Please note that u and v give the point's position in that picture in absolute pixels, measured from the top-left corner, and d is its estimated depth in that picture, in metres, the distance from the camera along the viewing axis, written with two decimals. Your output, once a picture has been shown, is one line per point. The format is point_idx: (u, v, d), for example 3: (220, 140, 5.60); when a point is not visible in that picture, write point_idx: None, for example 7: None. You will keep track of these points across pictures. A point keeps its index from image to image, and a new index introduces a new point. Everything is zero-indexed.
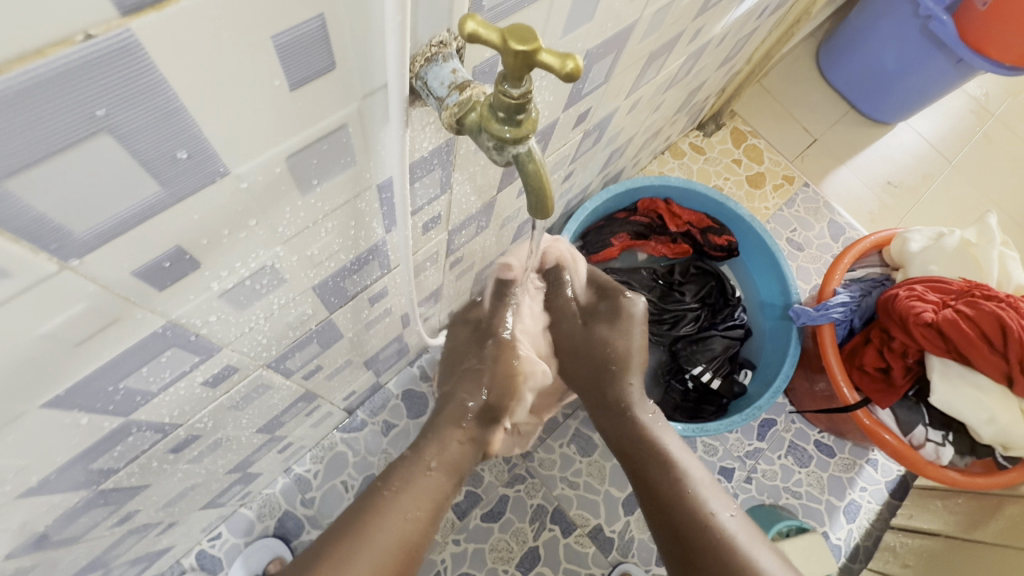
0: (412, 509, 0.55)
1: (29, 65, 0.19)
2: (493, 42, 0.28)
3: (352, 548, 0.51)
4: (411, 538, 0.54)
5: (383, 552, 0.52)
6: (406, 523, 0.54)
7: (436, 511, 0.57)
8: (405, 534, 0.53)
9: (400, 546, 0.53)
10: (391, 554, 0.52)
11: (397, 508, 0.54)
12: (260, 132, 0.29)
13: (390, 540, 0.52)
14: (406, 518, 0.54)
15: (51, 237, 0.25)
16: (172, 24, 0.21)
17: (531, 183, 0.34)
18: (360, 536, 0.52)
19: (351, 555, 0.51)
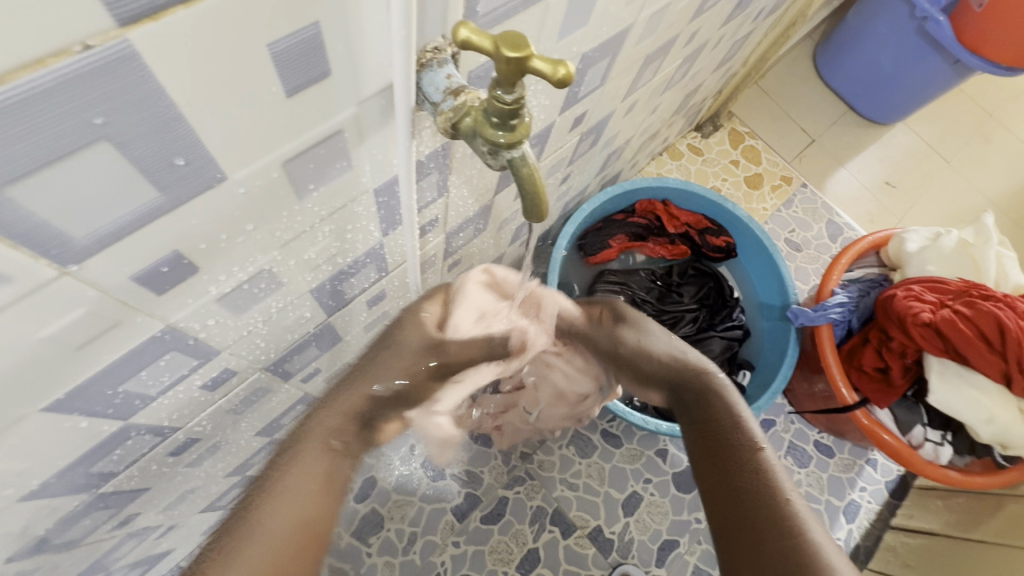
0: (301, 486, 0.47)
1: (29, 74, 0.19)
2: (486, 47, 0.28)
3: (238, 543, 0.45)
4: (310, 517, 0.47)
5: (279, 539, 0.46)
6: (300, 501, 0.47)
7: (331, 480, 0.49)
8: (301, 513, 0.47)
9: (302, 526, 0.47)
10: (290, 537, 0.46)
11: (284, 489, 0.47)
12: (256, 138, 0.30)
13: (287, 522, 0.46)
14: (298, 495, 0.47)
15: (51, 243, 0.26)
16: (169, 34, 0.22)
17: (526, 187, 0.34)
18: (244, 530, 0.45)
19: (236, 550, 0.44)
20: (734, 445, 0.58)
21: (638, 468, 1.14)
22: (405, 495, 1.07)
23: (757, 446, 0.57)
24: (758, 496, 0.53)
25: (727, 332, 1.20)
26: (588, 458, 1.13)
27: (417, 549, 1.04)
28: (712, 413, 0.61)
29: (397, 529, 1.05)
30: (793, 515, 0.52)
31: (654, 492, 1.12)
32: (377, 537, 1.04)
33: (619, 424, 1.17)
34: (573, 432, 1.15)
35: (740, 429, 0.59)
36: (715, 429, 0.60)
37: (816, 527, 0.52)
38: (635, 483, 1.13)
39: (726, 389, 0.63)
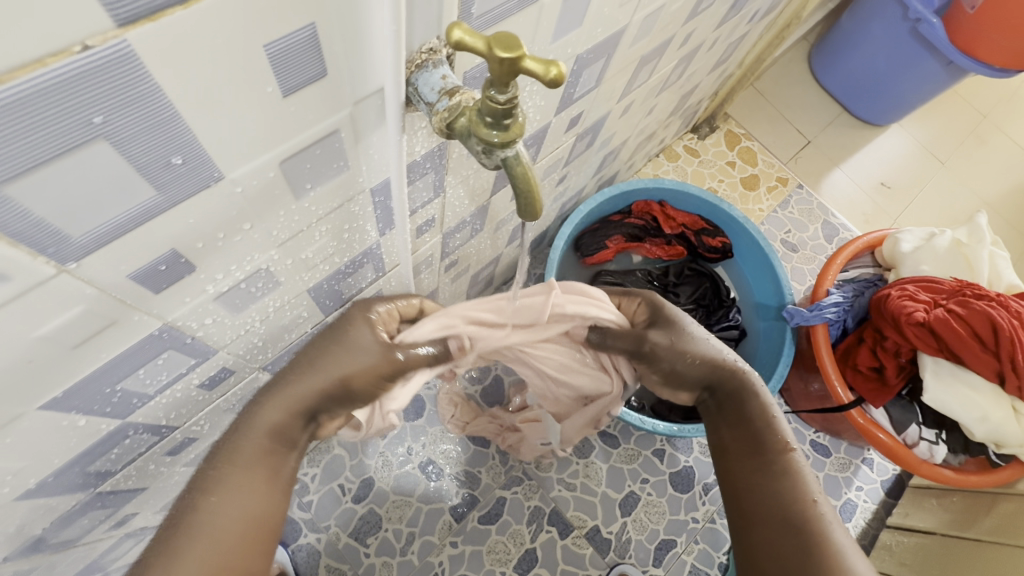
0: (247, 480, 0.46)
1: (28, 74, 0.20)
2: (479, 48, 0.29)
3: (181, 540, 0.43)
4: (259, 512, 0.46)
5: (223, 535, 0.44)
6: (247, 496, 0.46)
7: (280, 474, 0.48)
8: (248, 508, 0.46)
9: (250, 522, 0.46)
10: (235, 534, 0.45)
11: (229, 482, 0.46)
12: (253, 138, 0.30)
13: (233, 517, 0.45)
14: (243, 490, 0.46)
15: (49, 241, 0.26)
16: (168, 34, 0.22)
17: (520, 186, 0.35)
18: (186, 526, 0.44)
19: (183, 547, 0.43)
20: (762, 448, 0.57)
21: (635, 468, 1.14)
22: (402, 496, 1.07)
23: (785, 448, 0.56)
24: (778, 504, 0.53)
25: (723, 332, 1.21)
26: (585, 458, 1.14)
27: (414, 550, 1.04)
28: (743, 415, 0.59)
29: (395, 530, 1.05)
30: (817, 520, 0.51)
31: (651, 492, 1.13)
32: (375, 537, 1.04)
33: (617, 424, 1.17)
34: None
35: (769, 429, 0.57)
36: (744, 428, 0.58)
37: (840, 530, 0.51)
38: (632, 483, 1.13)
39: (762, 394, 0.60)
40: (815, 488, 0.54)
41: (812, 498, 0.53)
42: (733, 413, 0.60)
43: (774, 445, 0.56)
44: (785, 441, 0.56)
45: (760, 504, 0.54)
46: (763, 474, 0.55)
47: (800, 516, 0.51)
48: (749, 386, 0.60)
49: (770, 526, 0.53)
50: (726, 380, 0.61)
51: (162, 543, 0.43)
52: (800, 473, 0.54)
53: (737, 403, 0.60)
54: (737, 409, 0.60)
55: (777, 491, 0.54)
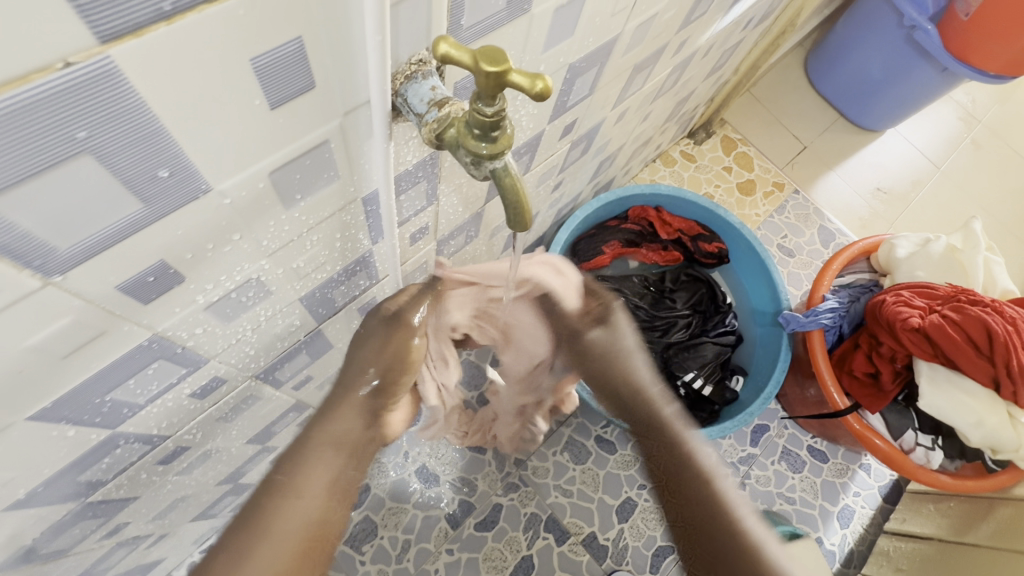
0: (306, 488, 0.58)
1: (12, 91, 0.20)
2: (465, 62, 0.29)
3: (262, 526, 0.55)
4: (314, 518, 0.57)
5: (290, 528, 0.56)
6: (306, 502, 0.57)
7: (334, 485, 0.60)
8: (305, 515, 0.57)
9: (307, 526, 0.57)
10: (298, 532, 0.56)
11: (291, 491, 0.57)
12: (240, 150, 0.30)
13: (294, 519, 0.56)
14: (302, 497, 0.57)
15: (35, 254, 0.26)
16: (152, 49, 0.22)
17: (509, 197, 0.35)
18: (263, 523, 0.56)
19: (251, 547, 0.54)
20: (689, 480, 0.72)
21: (632, 474, 1.14)
22: (398, 502, 1.07)
23: (705, 477, 0.72)
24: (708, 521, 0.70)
25: (719, 338, 1.20)
26: (582, 464, 1.13)
27: (410, 557, 1.04)
28: (671, 456, 0.75)
29: (390, 537, 1.05)
30: (731, 519, 0.69)
31: (648, 498, 1.12)
32: (370, 545, 1.04)
33: (613, 430, 1.17)
34: (567, 437, 1.15)
35: (691, 467, 0.73)
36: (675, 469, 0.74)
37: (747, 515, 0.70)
38: (629, 489, 1.13)
39: (674, 427, 0.77)
40: (726, 484, 0.72)
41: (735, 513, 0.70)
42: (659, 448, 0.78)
43: (697, 475, 0.72)
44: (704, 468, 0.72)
45: (697, 519, 0.71)
46: (699, 499, 0.71)
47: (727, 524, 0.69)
48: (657, 420, 0.78)
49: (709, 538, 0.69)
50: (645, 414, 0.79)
51: (243, 533, 0.55)
52: (721, 487, 0.71)
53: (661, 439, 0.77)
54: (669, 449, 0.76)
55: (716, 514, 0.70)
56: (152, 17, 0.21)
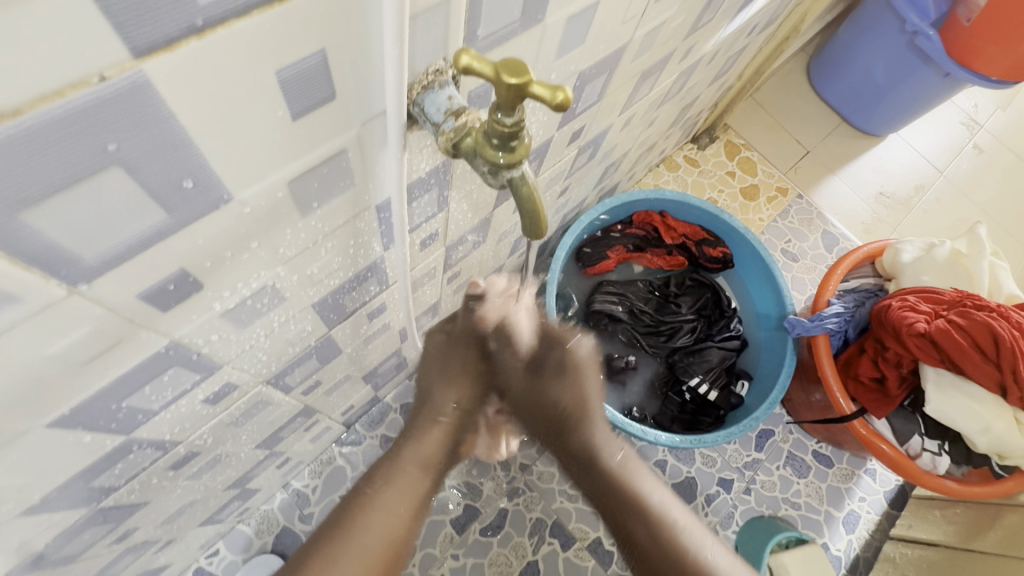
0: (399, 505, 0.53)
1: (48, 105, 0.20)
2: (486, 73, 0.29)
3: (344, 536, 0.50)
4: (398, 535, 0.52)
5: (374, 543, 0.51)
6: (395, 520, 0.52)
7: (423, 504, 0.55)
8: (390, 531, 0.52)
9: (390, 543, 0.51)
10: (379, 549, 0.51)
11: (385, 506, 0.53)
12: (262, 160, 0.30)
13: (379, 534, 0.51)
14: (393, 514, 0.53)
15: (62, 263, 0.26)
16: (183, 62, 0.22)
17: (526, 206, 0.35)
18: (349, 533, 0.51)
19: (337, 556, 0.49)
20: (626, 502, 0.60)
21: None
22: None
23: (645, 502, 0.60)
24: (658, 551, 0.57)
25: (724, 343, 1.21)
26: None
27: (415, 562, 1.04)
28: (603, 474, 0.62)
29: None
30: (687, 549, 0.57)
31: None
32: None
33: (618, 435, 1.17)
34: None
35: (629, 489, 0.61)
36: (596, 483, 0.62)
37: (704, 540, 0.58)
38: None
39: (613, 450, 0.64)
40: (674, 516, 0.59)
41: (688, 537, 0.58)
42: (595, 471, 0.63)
43: (633, 501, 0.60)
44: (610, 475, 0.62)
45: (649, 549, 0.58)
46: (642, 525, 0.59)
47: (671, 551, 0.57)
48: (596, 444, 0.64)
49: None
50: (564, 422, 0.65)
51: (325, 544, 0.50)
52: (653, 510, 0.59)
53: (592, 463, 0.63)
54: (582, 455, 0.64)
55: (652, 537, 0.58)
56: (184, 31, 0.21)
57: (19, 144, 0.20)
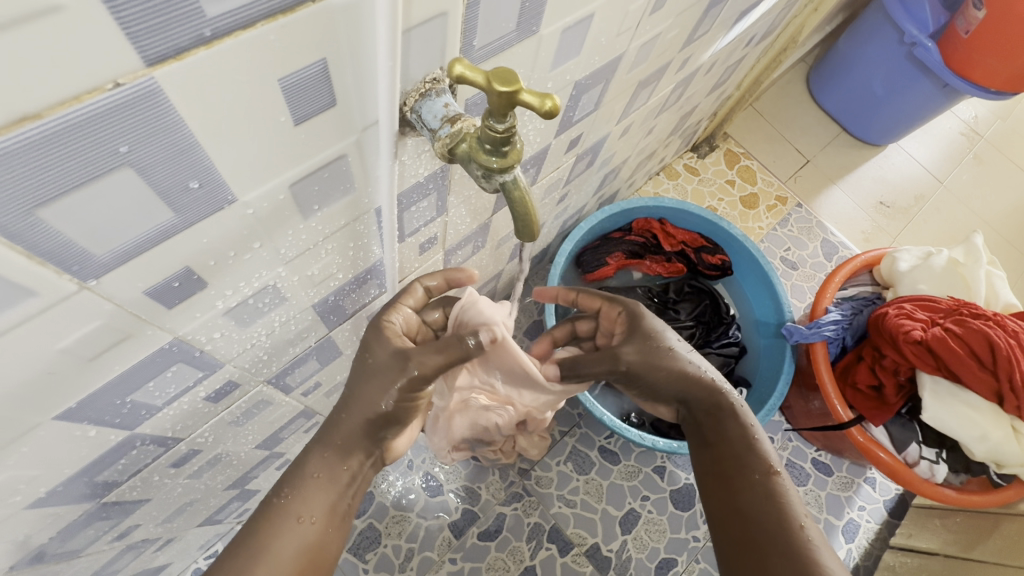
0: (307, 512, 0.51)
1: (66, 109, 0.22)
2: (479, 82, 0.31)
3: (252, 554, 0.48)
4: (312, 540, 0.50)
5: (285, 554, 0.48)
6: (304, 527, 0.50)
7: (338, 506, 0.53)
8: (299, 537, 0.49)
9: (306, 552, 0.49)
10: (294, 559, 0.49)
11: (288, 515, 0.50)
12: (264, 164, 0.32)
13: (291, 545, 0.49)
14: (301, 522, 0.50)
15: (73, 259, 0.28)
16: (190, 73, 0.24)
17: (518, 209, 0.37)
18: (252, 543, 0.48)
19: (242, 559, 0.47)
20: (747, 471, 0.58)
21: (635, 485, 1.14)
22: (402, 511, 1.08)
23: (770, 471, 0.58)
24: (757, 515, 0.56)
25: (723, 349, 1.22)
26: (585, 475, 1.14)
27: (413, 566, 1.04)
28: (726, 437, 0.61)
29: (394, 545, 1.05)
30: (805, 542, 0.53)
31: (652, 510, 1.12)
32: (374, 553, 1.04)
33: (617, 440, 1.17)
34: (571, 447, 1.16)
35: (751, 451, 0.60)
36: (719, 444, 0.61)
37: (829, 554, 0.53)
38: (632, 500, 1.13)
39: (741, 415, 0.62)
40: (801, 510, 0.56)
41: (801, 522, 0.55)
42: (715, 434, 0.62)
43: (759, 467, 0.58)
44: (765, 460, 0.59)
45: (754, 518, 0.55)
46: (751, 496, 0.57)
47: (782, 528, 0.54)
48: (729, 409, 0.62)
49: (762, 546, 0.54)
50: (707, 400, 0.63)
51: (233, 549, 0.48)
52: (785, 496, 0.56)
53: (718, 423, 0.62)
54: (715, 431, 0.62)
55: (761, 510, 0.56)
56: (193, 41, 0.23)
57: (35, 146, 0.22)
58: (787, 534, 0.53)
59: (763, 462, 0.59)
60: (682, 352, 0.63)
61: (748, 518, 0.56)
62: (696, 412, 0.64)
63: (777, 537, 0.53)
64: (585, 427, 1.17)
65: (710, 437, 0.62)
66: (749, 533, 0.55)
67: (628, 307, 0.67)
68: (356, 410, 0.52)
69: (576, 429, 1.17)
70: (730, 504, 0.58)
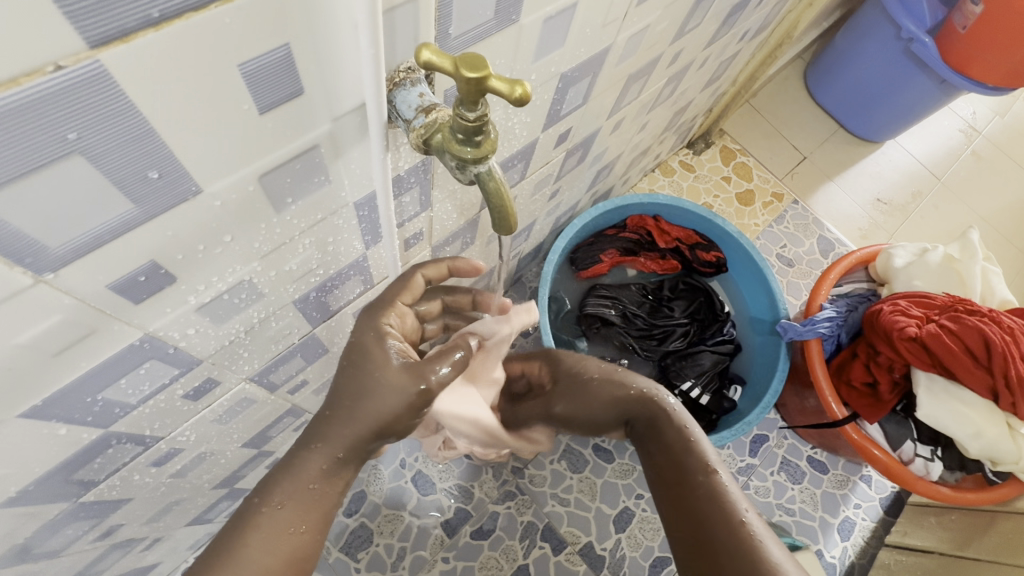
0: (298, 521, 0.47)
1: (6, 92, 0.21)
2: (447, 68, 0.30)
3: (234, 555, 0.45)
4: (298, 550, 0.47)
5: (269, 562, 0.45)
6: (294, 537, 0.46)
7: (329, 514, 0.49)
8: (286, 547, 0.46)
9: (290, 562, 0.46)
10: (279, 566, 0.46)
11: (275, 526, 0.46)
12: (229, 154, 0.31)
13: (278, 554, 0.46)
14: (291, 533, 0.46)
15: (26, 250, 0.27)
16: (140, 56, 0.23)
17: (493, 201, 0.36)
18: (236, 551, 0.45)
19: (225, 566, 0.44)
20: (690, 475, 0.55)
21: (630, 484, 1.13)
22: (394, 509, 1.07)
23: (711, 470, 0.54)
24: (705, 521, 0.52)
25: (717, 347, 1.20)
26: (579, 473, 1.13)
27: (405, 565, 1.04)
28: (662, 444, 0.57)
29: (386, 545, 1.05)
30: (754, 542, 0.50)
31: (646, 508, 1.11)
32: (366, 552, 1.04)
33: (611, 438, 1.16)
34: (564, 446, 1.15)
35: (691, 453, 0.55)
36: (657, 453, 0.57)
37: (775, 546, 0.50)
38: (626, 498, 1.12)
39: (672, 418, 0.57)
40: (745, 505, 0.53)
41: (745, 519, 0.52)
42: (654, 443, 0.57)
43: (699, 469, 0.55)
44: (704, 461, 0.55)
45: (700, 524, 0.53)
46: (695, 501, 0.54)
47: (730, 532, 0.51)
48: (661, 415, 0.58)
49: (714, 554, 0.51)
50: (639, 410, 0.58)
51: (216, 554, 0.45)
52: (727, 494, 0.53)
53: (652, 431, 0.58)
54: (652, 440, 0.58)
55: (709, 514, 0.52)
56: (141, 23, 0.22)
57: None
58: (736, 538, 0.50)
59: (702, 462, 0.55)
60: (607, 375, 0.60)
61: (697, 526, 0.53)
62: (630, 421, 0.60)
63: (728, 542, 0.50)
64: None
65: (649, 446, 0.58)
66: (701, 542, 0.52)
67: (547, 359, 0.68)
68: (354, 421, 0.46)
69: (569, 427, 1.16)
70: (678, 514, 0.54)
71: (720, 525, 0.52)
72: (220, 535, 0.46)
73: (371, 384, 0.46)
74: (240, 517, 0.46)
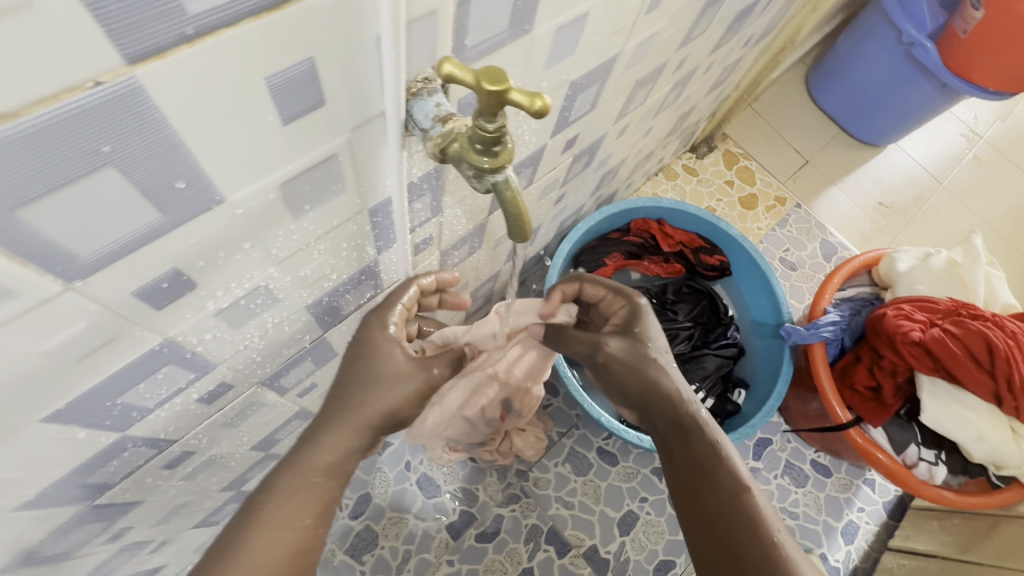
0: (299, 517, 0.48)
1: (47, 108, 0.21)
2: (468, 81, 0.31)
3: (236, 553, 0.45)
4: (300, 545, 0.48)
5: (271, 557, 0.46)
6: (295, 532, 0.48)
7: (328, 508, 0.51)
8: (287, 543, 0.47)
9: (291, 557, 0.47)
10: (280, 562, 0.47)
11: (279, 521, 0.47)
12: (253, 164, 0.32)
13: (280, 549, 0.47)
14: (292, 528, 0.48)
15: (56, 260, 0.27)
16: (173, 71, 0.24)
17: (509, 210, 0.37)
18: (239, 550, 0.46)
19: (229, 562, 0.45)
20: (716, 486, 0.57)
21: (634, 487, 1.13)
22: (399, 512, 1.07)
23: (740, 488, 0.57)
24: (733, 533, 0.55)
25: (721, 350, 1.20)
26: (583, 476, 1.13)
27: (409, 568, 1.04)
28: (692, 453, 0.59)
29: (390, 547, 1.05)
30: (782, 557, 0.53)
31: (650, 512, 1.12)
32: (371, 555, 1.04)
33: (615, 441, 1.17)
34: (569, 449, 1.15)
35: (721, 465, 0.58)
36: (688, 460, 0.59)
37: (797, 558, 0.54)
38: (631, 502, 1.12)
39: (706, 428, 0.60)
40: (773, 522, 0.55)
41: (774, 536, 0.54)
42: (683, 449, 0.60)
43: (728, 484, 0.57)
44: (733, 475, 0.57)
45: (725, 534, 0.55)
46: (724, 513, 0.56)
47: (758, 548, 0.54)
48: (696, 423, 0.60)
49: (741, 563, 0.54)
50: (674, 415, 0.60)
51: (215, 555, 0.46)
52: (755, 509, 0.56)
53: (682, 438, 0.60)
54: (683, 448, 0.60)
55: (736, 529, 0.55)
56: (175, 39, 0.23)
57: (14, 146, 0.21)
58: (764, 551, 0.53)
59: (733, 476, 0.58)
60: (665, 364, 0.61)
61: (723, 536, 0.56)
62: (662, 425, 0.62)
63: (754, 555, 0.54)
64: (583, 428, 1.17)
65: (678, 451, 0.61)
66: (726, 551, 0.55)
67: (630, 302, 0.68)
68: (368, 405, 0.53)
69: (573, 430, 1.16)
70: (705, 522, 0.57)
71: (748, 539, 0.54)
72: (219, 538, 0.47)
73: (379, 373, 0.53)
74: (242, 516, 0.47)
